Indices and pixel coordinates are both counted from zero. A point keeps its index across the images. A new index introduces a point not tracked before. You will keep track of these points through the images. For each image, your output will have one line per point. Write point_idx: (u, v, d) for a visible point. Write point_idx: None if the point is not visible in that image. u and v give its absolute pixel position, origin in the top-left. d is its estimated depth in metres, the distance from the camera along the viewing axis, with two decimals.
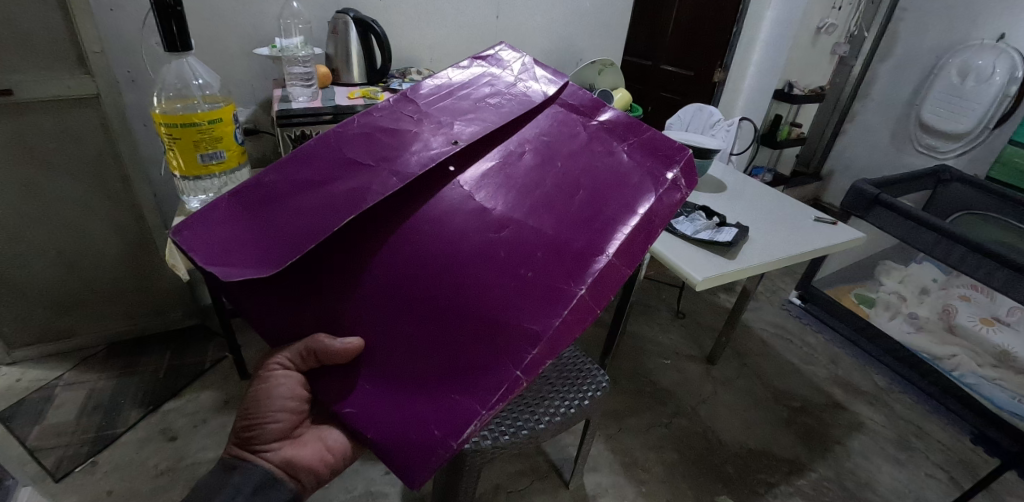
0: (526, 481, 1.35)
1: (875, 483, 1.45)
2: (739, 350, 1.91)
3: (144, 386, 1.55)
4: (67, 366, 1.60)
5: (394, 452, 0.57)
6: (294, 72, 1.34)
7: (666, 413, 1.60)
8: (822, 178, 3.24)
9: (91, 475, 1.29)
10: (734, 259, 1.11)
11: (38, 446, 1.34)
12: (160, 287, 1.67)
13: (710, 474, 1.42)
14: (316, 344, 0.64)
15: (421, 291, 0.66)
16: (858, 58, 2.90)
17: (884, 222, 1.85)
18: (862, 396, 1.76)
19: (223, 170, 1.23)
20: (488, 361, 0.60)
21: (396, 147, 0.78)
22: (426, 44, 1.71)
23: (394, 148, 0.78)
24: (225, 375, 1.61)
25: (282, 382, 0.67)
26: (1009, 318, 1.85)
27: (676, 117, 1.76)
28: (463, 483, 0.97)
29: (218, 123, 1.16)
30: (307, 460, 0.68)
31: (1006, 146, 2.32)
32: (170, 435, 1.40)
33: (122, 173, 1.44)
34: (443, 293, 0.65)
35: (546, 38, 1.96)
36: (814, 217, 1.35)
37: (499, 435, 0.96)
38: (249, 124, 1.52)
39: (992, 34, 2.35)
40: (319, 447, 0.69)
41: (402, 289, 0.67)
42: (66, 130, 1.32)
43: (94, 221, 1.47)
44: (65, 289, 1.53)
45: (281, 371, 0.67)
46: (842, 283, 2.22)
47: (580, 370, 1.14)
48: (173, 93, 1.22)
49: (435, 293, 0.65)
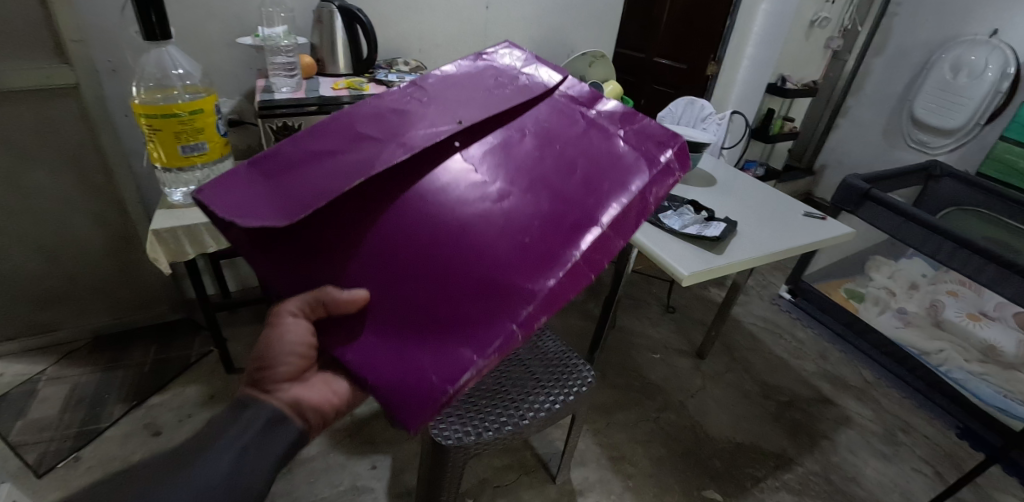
0: (512, 476, 1.34)
1: (861, 478, 1.45)
2: (728, 345, 1.91)
3: (129, 380, 1.53)
4: (50, 360, 1.57)
5: (393, 403, 0.56)
6: (276, 62, 1.29)
7: (654, 407, 1.60)
8: (814, 173, 3.23)
9: (74, 471, 1.27)
10: (722, 253, 1.11)
11: (21, 441, 1.33)
12: (144, 280, 1.65)
13: (697, 469, 1.42)
14: (327, 296, 0.60)
15: (424, 248, 0.63)
16: (852, 52, 2.89)
17: (875, 217, 1.85)
18: (850, 390, 1.76)
19: (205, 161, 1.21)
20: (489, 320, 0.59)
21: (408, 121, 0.73)
22: (415, 33, 1.69)
23: (406, 123, 0.73)
24: (212, 368, 1.59)
25: (291, 327, 0.61)
26: (995, 314, 1.90)
27: (668, 109, 1.73)
28: (445, 479, 0.97)
29: (199, 114, 1.14)
30: (319, 402, 0.63)
31: (997, 142, 2.32)
32: (154, 430, 1.39)
33: (103, 165, 1.42)
34: (445, 251, 0.63)
35: (536, 29, 1.93)
36: (804, 212, 1.35)
37: (483, 432, 0.96)
38: (233, 114, 1.49)
39: (985, 30, 2.36)
40: (330, 389, 0.64)
41: (403, 240, 0.64)
42: (46, 120, 1.30)
43: (75, 213, 1.44)
44: (47, 283, 1.51)
45: (291, 314, 0.61)
46: (832, 277, 2.24)
47: (567, 366, 1.13)
48: (153, 84, 1.20)
49: (439, 252, 0.63)
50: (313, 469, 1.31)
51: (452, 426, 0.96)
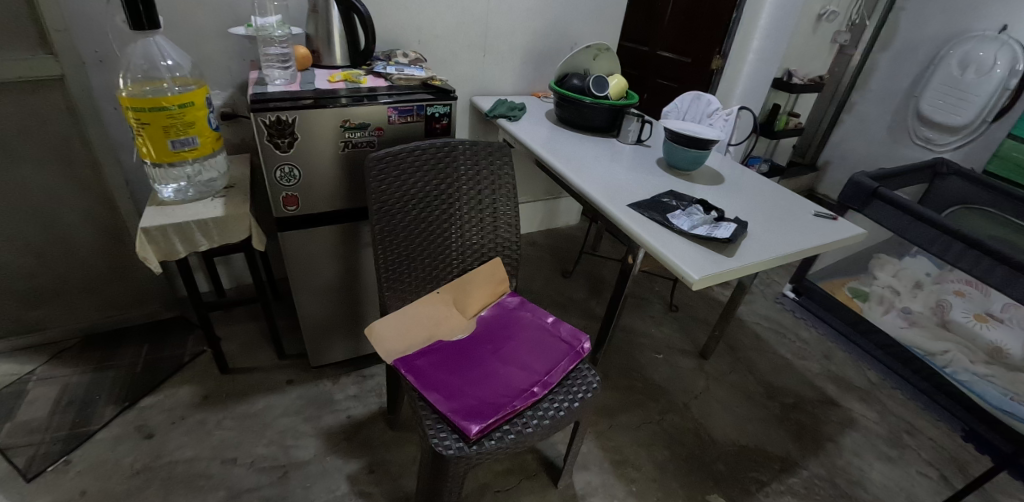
0: (514, 480, 1.31)
1: (866, 481, 1.43)
2: (732, 345, 1.88)
3: (121, 380, 1.48)
4: (40, 359, 1.53)
5: (454, 421, 0.92)
6: (270, 53, 1.25)
7: (658, 409, 1.57)
8: (817, 168, 3.19)
9: (64, 475, 1.23)
10: (733, 255, 1.07)
11: (9, 444, 1.29)
12: (136, 278, 1.60)
13: (701, 473, 1.40)
14: None
15: (461, 350, 1.09)
16: (858, 47, 2.83)
17: (881, 217, 1.81)
18: (855, 392, 1.74)
19: (196, 156, 1.17)
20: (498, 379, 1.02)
21: None
22: (414, 25, 1.64)
23: None
24: (205, 368, 1.55)
25: None
26: (1002, 315, 1.90)
27: (673, 105, 1.70)
28: (446, 489, 0.94)
29: (189, 107, 1.09)
30: None
31: (1005, 140, 2.28)
32: (146, 433, 1.34)
33: (92, 159, 1.37)
34: (476, 347, 1.11)
35: (540, 20, 1.87)
36: (815, 212, 1.31)
37: (485, 440, 0.93)
38: (226, 108, 1.44)
39: (994, 25, 2.31)
40: None
41: (451, 341, 1.12)
42: (30, 112, 1.24)
43: (63, 209, 1.39)
44: (35, 280, 1.47)
45: None
46: (836, 276, 2.20)
47: (571, 371, 1.10)
48: (141, 76, 1.15)
49: (471, 346, 1.11)
50: (310, 473, 1.28)
51: (452, 435, 0.93)
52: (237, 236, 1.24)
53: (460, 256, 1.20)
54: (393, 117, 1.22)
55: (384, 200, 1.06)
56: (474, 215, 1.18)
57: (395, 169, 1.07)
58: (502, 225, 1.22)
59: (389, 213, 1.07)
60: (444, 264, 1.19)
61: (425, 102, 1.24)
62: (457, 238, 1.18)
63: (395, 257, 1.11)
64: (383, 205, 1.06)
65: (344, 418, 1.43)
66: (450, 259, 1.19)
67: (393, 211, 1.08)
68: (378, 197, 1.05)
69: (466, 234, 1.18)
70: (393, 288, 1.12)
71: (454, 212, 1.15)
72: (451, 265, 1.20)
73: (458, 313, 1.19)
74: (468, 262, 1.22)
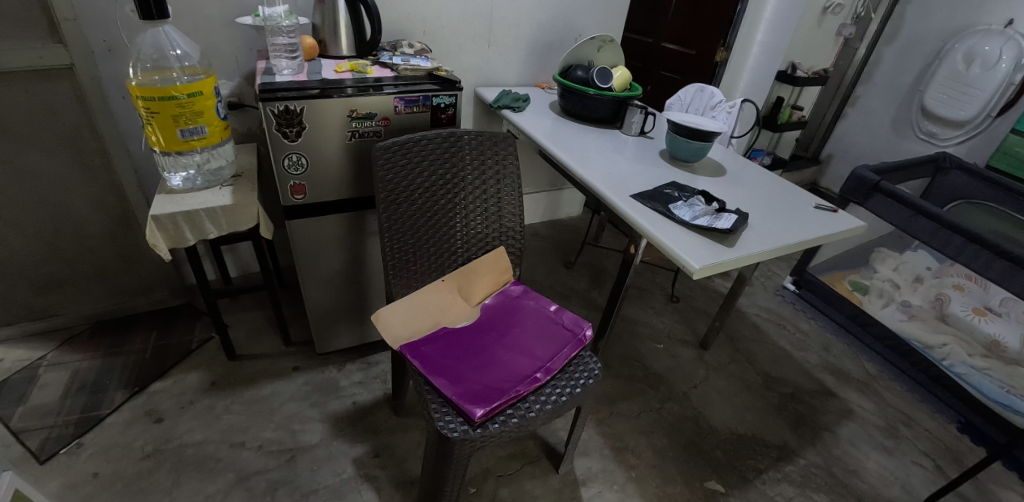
0: (516, 465, 1.34)
1: (862, 471, 1.46)
2: (731, 336, 1.90)
3: (131, 366, 1.51)
4: (51, 345, 1.55)
5: (459, 404, 0.94)
6: (277, 43, 1.24)
7: (657, 398, 1.59)
8: (820, 162, 3.19)
9: (76, 457, 1.26)
10: (733, 246, 1.08)
11: (23, 428, 1.32)
12: (145, 265, 1.62)
13: (699, 460, 1.42)
14: None
15: (466, 336, 1.12)
16: (863, 40, 2.82)
17: (883, 210, 1.82)
18: (852, 383, 1.76)
19: (205, 145, 1.18)
20: (501, 367, 1.04)
21: None
22: (419, 14, 1.65)
23: None
24: (213, 354, 1.58)
25: None
26: (1000, 309, 1.90)
27: (677, 97, 1.68)
28: (451, 471, 0.96)
29: (198, 97, 1.11)
30: None
31: (1007, 135, 2.29)
32: (156, 417, 1.37)
33: (101, 149, 1.39)
34: (481, 333, 1.13)
35: (545, 10, 1.87)
36: (815, 205, 1.32)
37: (489, 424, 0.95)
38: (233, 97, 1.45)
39: (1000, 19, 2.29)
40: None
41: (457, 328, 1.14)
42: (42, 101, 1.26)
43: (72, 196, 1.41)
44: (45, 268, 1.49)
45: None
46: (837, 269, 2.22)
47: (572, 359, 1.12)
48: (151, 65, 1.16)
49: (476, 333, 1.13)
50: (316, 457, 1.31)
51: (457, 418, 0.95)
52: (245, 224, 1.26)
53: (464, 246, 1.22)
54: (400, 107, 1.23)
55: (390, 190, 1.08)
56: (479, 205, 1.20)
57: (402, 159, 1.08)
58: (506, 214, 1.23)
59: (395, 201, 1.09)
60: (448, 253, 1.20)
61: (431, 93, 1.25)
62: (462, 228, 1.20)
63: (401, 245, 1.13)
64: (390, 194, 1.08)
65: (349, 404, 1.46)
66: (454, 248, 1.21)
67: (400, 201, 1.09)
68: (385, 187, 1.07)
69: (470, 223, 1.20)
70: (399, 275, 1.14)
71: (459, 201, 1.17)
72: (456, 253, 1.21)
73: (463, 301, 1.20)
74: (472, 251, 1.23)
